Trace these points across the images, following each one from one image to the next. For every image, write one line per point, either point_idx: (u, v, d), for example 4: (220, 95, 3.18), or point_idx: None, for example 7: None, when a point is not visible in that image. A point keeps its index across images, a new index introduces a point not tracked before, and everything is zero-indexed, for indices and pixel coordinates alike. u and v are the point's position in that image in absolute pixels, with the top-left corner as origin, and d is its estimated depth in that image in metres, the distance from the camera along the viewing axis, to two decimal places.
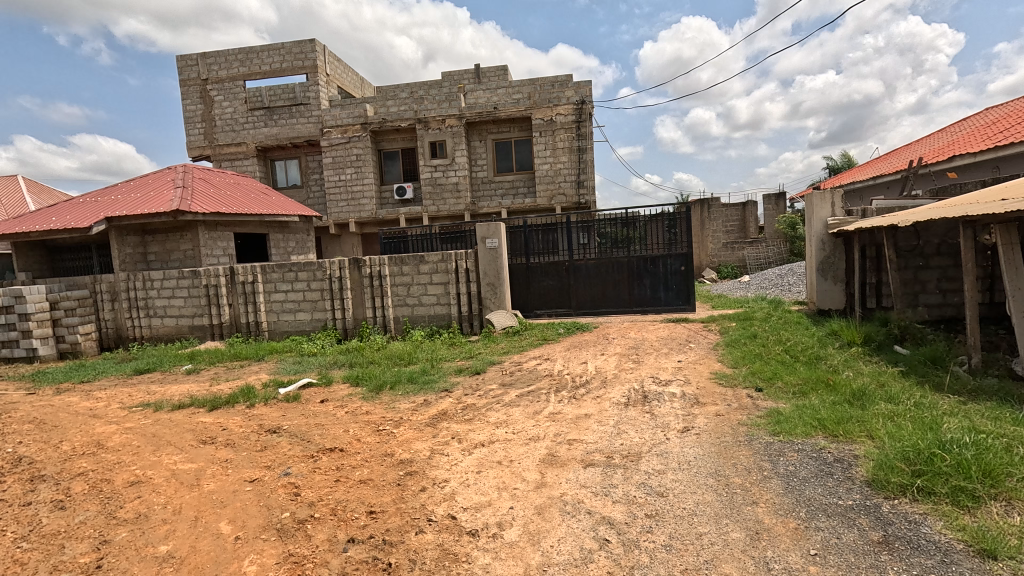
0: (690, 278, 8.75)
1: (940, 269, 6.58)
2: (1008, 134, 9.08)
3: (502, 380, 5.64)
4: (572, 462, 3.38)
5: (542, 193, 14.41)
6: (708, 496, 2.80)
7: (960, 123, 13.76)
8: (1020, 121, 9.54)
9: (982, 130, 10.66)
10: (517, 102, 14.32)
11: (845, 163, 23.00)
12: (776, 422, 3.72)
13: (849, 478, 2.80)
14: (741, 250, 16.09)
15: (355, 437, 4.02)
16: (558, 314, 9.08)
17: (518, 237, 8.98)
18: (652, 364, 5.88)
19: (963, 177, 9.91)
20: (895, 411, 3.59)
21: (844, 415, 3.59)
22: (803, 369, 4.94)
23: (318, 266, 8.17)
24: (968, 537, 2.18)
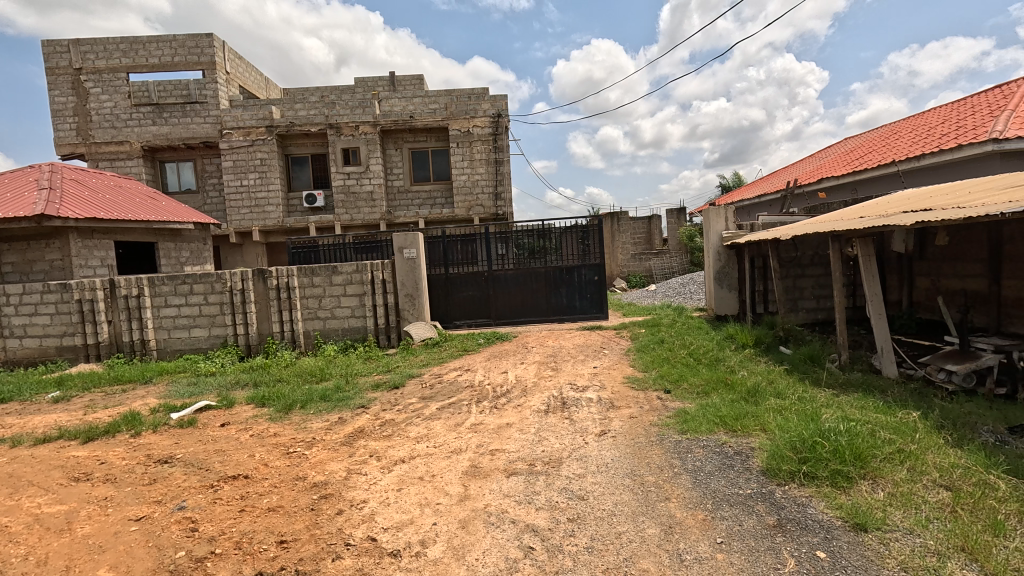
0: (603, 287, 9.18)
1: (814, 277, 7.47)
2: (864, 162, 10.52)
3: (422, 394, 5.51)
4: (495, 472, 3.38)
5: (459, 204, 14.40)
6: (625, 495, 2.92)
7: (826, 150, 15.77)
8: (873, 150, 11.09)
9: (844, 157, 12.28)
10: (433, 112, 14.19)
11: (736, 182, 25.53)
12: (683, 421, 3.98)
13: (747, 469, 3.06)
14: (648, 261, 17.16)
15: (262, 461, 3.73)
16: (478, 324, 9.09)
17: (435, 248, 8.88)
18: (570, 371, 6.06)
19: (830, 197, 11.30)
20: (783, 405, 3.99)
21: (741, 412, 3.93)
22: (704, 371, 5.35)
23: (217, 278, 7.50)
24: (845, 514, 2.47)
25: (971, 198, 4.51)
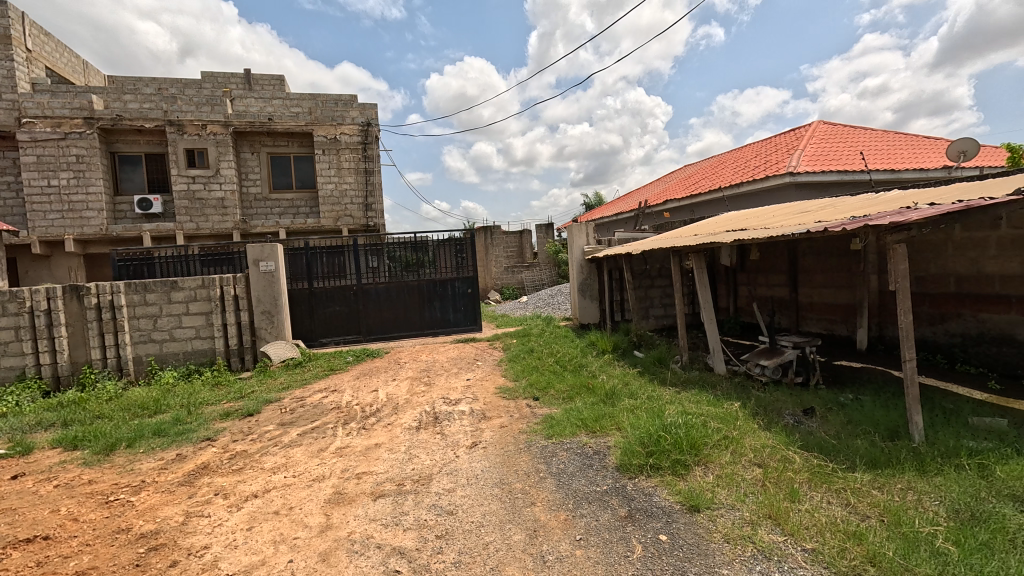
0: (476, 299, 9.32)
1: (662, 288, 8.39)
2: (698, 187, 12.11)
3: (281, 420, 5.06)
4: (361, 497, 3.22)
5: (326, 214, 13.59)
6: (493, 504, 2.98)
7: (670, 175, 17.89)
8: (705, 177, 12.82)
9: (683, 182, 14.01)
10: (296, 116, 13.42)
11: (597, 201, 27.82)
12: (549, 427, 4.17)
13: (604, 466, 3.31)
14: (519, 274, 17.82)
15: (70, 516, 3.11)
16: (346, 340, 8.65)
17: (298, 261, 8.28)
18: (443, 385, 6.03)
19: (674, 217, 12.79)
20: (635, 405, 4.39)
21: (600, 413, 4.24)
22: (569, 377, 5.68)
23: (9, 297, 6.12)
24: (682, 498, 2.78)
25: (774, 220, 5.42)
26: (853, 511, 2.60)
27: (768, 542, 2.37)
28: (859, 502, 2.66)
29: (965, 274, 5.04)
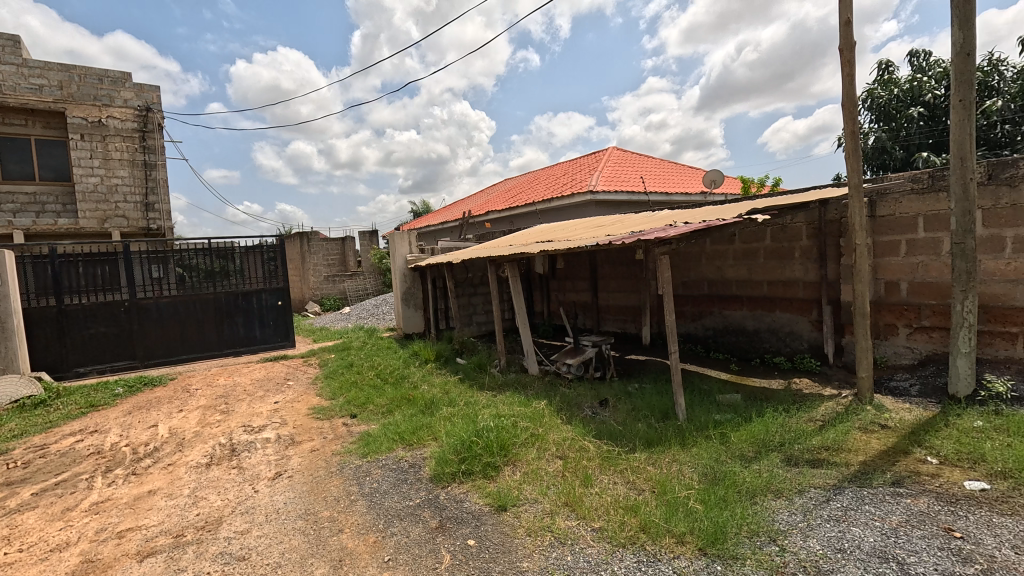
0: (287, 313, 8.42)
1: (484, 295, 8.74)
2: (516, 200, 12.92)
3: (7, 479, 3.90)
4: (122, 561, 2.64)
5: (87, 214, 11.07)
6: (295, 540, 2.71)
7: (491, 187, 18.77)
8: (522, 191, 13.74)
9: (503, 195, 14.81)
10: (41, 90, 10.55)
11: (425, 209, 27.90)
12: (365, 445, 3.98)
13: (418, 479, 3.29)
14: (341, 283, 16.84)
15: None
16: (116, 368, 7.13)
17: (42, 271, 6.61)
18: (245, 411, 5.33)
19: (495, 227, 13.41)
20: (453, 412, 4.46)
21: (418, 424, 4.20)
22: (390, 390, 5.51)
23: None
24: (490, 499, 2.90)
25: (575, 233, 6.02)
26: (631, 487, 3.00)
27: (563, 528, 2.60)
28: (636, 479, 3.09)
29: (713, 279, 6.25)
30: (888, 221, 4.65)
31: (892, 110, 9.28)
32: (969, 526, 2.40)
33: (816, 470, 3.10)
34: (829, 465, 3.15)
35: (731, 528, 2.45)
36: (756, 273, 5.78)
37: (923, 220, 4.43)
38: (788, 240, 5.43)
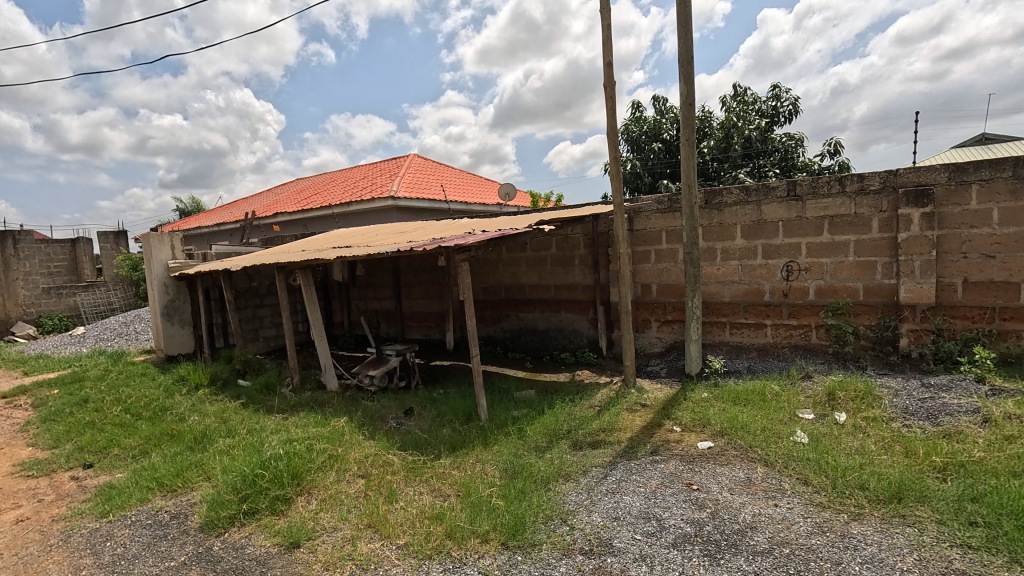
0: None
1: (272, 306, 7.82)
2: (309, 202, 11.92)
3: None
4: None
5: None
6: None
7: (279, 187, 16.99)
8: (316, 193, 12.76)
9: (294, 196, 13.54)
10: None
11: (194, 207, 23.83)
12: (105, 501, 3.14)
13: (183, 532, 2.72)
14: (72, 297, 13.09)
15: None
16: None
17: None
18: None
19: (284, 231, 12.13)
20: (232, 443, 3.83)
21: (184, 464, 3.49)
22: (144, 427, 4.48)
23: None
24: (279, 538, 2.56)
25: (374, 239, 5.79)
26: (437, 495, 2.98)
27: (366, 552, 2.43)
28: (442, 485, 3.08)
29: (509, 284, 6.68)
30: (642, 235, 5.61)
31: (641, 141, 11.29)
32: (702, 478, 3.00)
33: (596, 451, 3.53)
34: (605, 444, 3.62)
35: (529, 518, 2.60)
36: (545, 278, 6.37)
37: (666, 234, 5.46)
38: (569, 249, 6.13)
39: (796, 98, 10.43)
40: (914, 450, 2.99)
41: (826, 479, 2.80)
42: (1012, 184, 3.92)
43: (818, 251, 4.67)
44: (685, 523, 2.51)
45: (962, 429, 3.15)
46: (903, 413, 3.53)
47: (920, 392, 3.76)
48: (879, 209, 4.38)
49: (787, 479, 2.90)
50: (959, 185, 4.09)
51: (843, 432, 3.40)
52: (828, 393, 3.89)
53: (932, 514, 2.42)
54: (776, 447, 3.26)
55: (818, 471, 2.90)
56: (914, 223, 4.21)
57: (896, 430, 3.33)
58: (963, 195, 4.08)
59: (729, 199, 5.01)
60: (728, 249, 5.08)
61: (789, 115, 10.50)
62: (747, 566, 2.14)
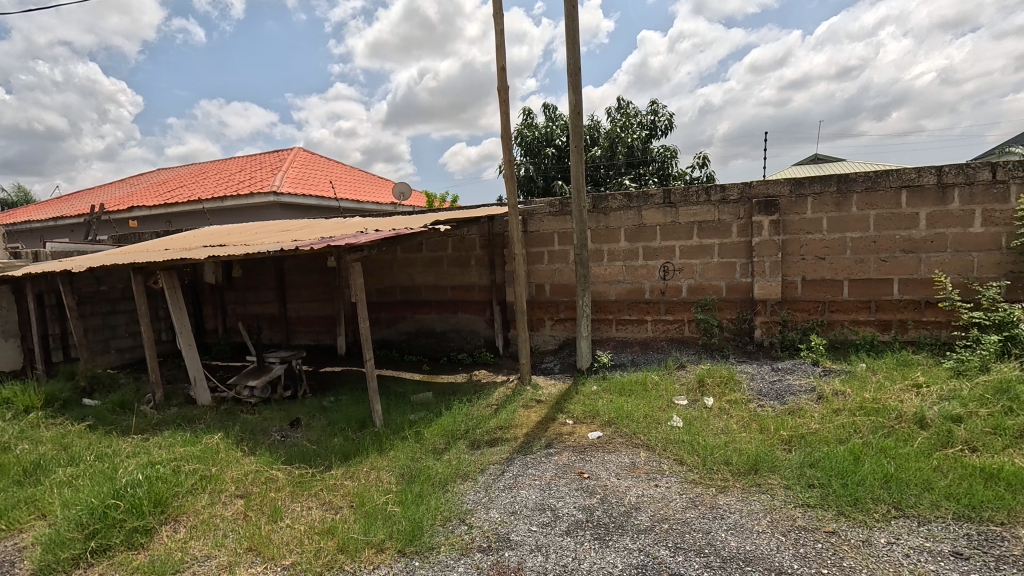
0: None
1: (127, 313, 6.86)
2: (174, 196, 10.62)
3: None
4: None
5: None
6: None
7: (135, 178, 14.95)
8: (182, 186, 11.41)
9: (154, 188, 11.99)
10: None
11: (20, 198, 20.08)
12: None
13: None
14: None
15: None
16: None
17: None
18: None
19: (142, 228, 10.68)
20: (76, 473, 3.29)
21: (10, 503, 2.92)
22: None
23: None
24: None
25: (253, 238, 5.31)
26: (328, 508, 2.82)
27: None
28: (333, 498, 2.91)
29: (405, 285, 6.51)
30: (535, 236, 5.79)
31: (534, 146, 11.62)
32: (593, 466, 3.18)
33: (493, 448, 3.57)
34: (503, 441, 3.69)
35: (426, 521, 2.56)
36: (441, 278, 6.32)
37: (558, 236, 5.70)
38: (465, 250, 6.14)
39: (671, 115, 11.47)
40: (767, 426, 3.44)
41: (698, 457, 3.11)
42: (836, 197, 4.66)
43: (690, 253, 5.17)
44: (577, 510, 2.64)
45: (802, 406, 3.68)
46: (758, 394, 4.04)
47: (771, 375, 4.34)
48: (738, 216, 4.97)
49: (665, 461, 3.17)
50: (798, 197, 4.77)
51: (711, 415, 3.80)
52: (699, 380, 4.33)
53: (780, 480, 2.79)
54: (655, 432, 3.55)
55: (690, 451, 3.20)
56: (765, 229, 4.84)
57: (753, 410, 3.80)
58: (801, 205, 4.78)
59: (614, 204, 5.36)
60: (613, 251, 5.43)
61: (666, 130, 11.51)
62: (632, 544, 2.31)
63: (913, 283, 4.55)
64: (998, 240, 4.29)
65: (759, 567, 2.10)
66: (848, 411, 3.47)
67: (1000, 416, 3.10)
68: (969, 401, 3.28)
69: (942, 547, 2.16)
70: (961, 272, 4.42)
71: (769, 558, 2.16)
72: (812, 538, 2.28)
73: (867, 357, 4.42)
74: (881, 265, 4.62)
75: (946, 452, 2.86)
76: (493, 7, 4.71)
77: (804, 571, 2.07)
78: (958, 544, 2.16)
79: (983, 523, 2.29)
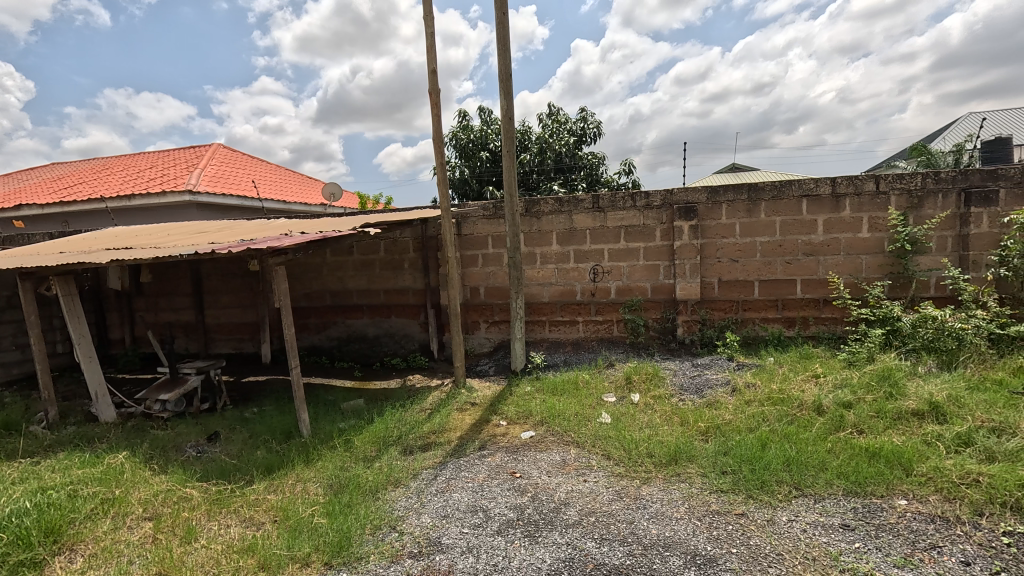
0: None
1: (13, 323, 6.15)
2: (70, 193, 9.63)
3: None
4: None
5: None
6: None
7: (23, 173, 13.41)
8: (81, 182, 10.38)
9: (46, 185, 10.80)
10: None
11: None
12: None
13: None
14: None
15: None
16: None
17: None
18: None
19: (32, 228, 9.59)
20: None
21: None
22: None
23: None
24: None
25: (164, 240, 4.94)
26: (248, 525, 2.68)
27: None
28: (254, 513, 2.78)
29: (335, 290, 6.30)
30: (469, 239, 5.81)
31: (468, 150, 11.66)
32: (524, 466, 3.24)
33: (426, 453, 3.55)
34: (436, 445, 3.67)
35: (355, 531, 2.50)
36: (374, 282, 6.18)
37: (491, 239, 5.75)
38: (398, 253, 6.05)
39: (600, 123, 11.95)
40: (687, 419, 3.66)
41: (624, 451, 3.26)
42: (747, 205, 5.04)
43: (617, 256, 5.39)
44: (508, 510, 2.68)
45: (718, 398, 3.95)
46: (679, 389, 4.28)
47: (692, 371, 4.61)
48: (661, 220, 5.24)
49: (594, 456, 3.29)
50: (714, 204, 5.11)
51: (637, 410, 3.99)
52: (627, 377, 4.53)
53: (697, 469, 2.98)
54: (585, 429, 3.68)
55: (617, 446, 3.34)
56: (685, 233, 5.15)
57: (674, 404, 4.03)
58: (716, 211, 5.12)
59: (546, 208, 5.48)
60: (546, 253, 5.56)
61: (595, 137, 11.94)
62: (561, 539, 2.38)
63: (813, 283, 5.01)
64: (882, 244, 4.82)
65: (677, 551, 2.23)
66: (757, 401, 3.77)
67: (883, 401, 3.48)
68: (858, 389, 3.66)
69: (833, 520, 2.40)
70: (852, 273, 4.92)
71: (686, 542, 2.30)
72: (724, 521, 2.46)
73: (775, 351, 4.81)
74: (786, 267, 5.04)
75: (839, 435, 3.18)
76: (423, 10, 4.68)
77: (716, 551, 2.22)
78: (846, 517, 2.42)
79: (868, 496, 2.57)
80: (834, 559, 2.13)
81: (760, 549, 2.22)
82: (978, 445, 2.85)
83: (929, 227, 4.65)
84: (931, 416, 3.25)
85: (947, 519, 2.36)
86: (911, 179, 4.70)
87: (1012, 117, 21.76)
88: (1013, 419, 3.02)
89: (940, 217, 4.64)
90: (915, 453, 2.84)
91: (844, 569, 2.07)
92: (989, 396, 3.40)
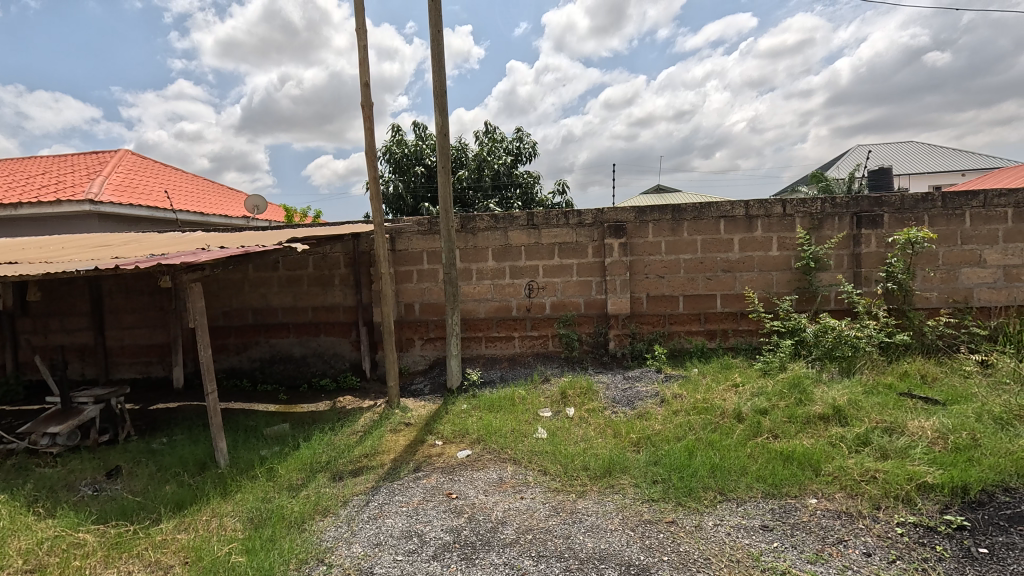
0: None
1: None
2: None
3: None
4: None
5: None
6: None
7: None
8: None
9: None
10: None
11: None
12: None
13: None
14: None
15: None
16: None
17: None
18: None
19: None
20: None
21: None
22: None
23: None
24: None
25: (57, 255, 4.44)
26: (153, 570, 2.42)
27: None
28: (161, 556, 2.51)
29: (258, 307, 5.94)
30: (403, 255, 5.70)
31: (403, 164, 11.52)
32: (461, 486, 3.17)
33: (357, 478, 3.39)
34: (367, 469, 3.52)
35: (278, 567, 2.33)
36: (301, 300, 5.89)
37: (426, 255, 5.68)
38: (328, 268, 5.81)
39: (535, 144, 12.26)
40: (620, 431, 3.76)
41: (560, 466, 3.29)
42: (671, 224, 5.34)
43: (551, 272, 5.50)
44: (444, 533, 2.61)
45: (648, 409, 4.09)
46: (612, 402, 4.40)
47: (623, 383, 4.76)
48: (593, 238, 5.42)
49: (531, 473, 3.29)
50: (641, 223, 5.36)
51: (572, 424, 4.04)
52: (562, 392, 4.60)
53: (630, 480, 3.05)
54: (521, 445, 3.68)
55: (554, 461, 3.37)
56: (615, 250, 5.35)
57: (608, 416, 4.13)
58: (644, 230, 5.37)
59: (481, 224, 5.50)
60: (481, 270, 5.56)
61: (529, 157, 12.22)
62: (498, 559, 2.34)
63: (731, 297, 5.36)
64: (789, 261, 5.26)
65: (612, 563, 2.27)
66: (684, 411, 3.94)
67: (794, 406, 3.76)
68: (772, 396, 3.93)
69: (754, 522, 2.54)
70: (764, 288, 5.32)
71: (620, 553, 2.34)
72: (656, 529, 2.53)
73: (699, 362, 5.08)
74: (707, 283, 5.37)
75: (757, 440, 3.39)
76: (355, 22, 4.60)
77: (649, 560, 2.28)
78: (766, 518, 2.57)
79: (783, 497, 2.76)
80: (756, 560, 2.24)
81: (689, 555, 2.30)
82: (874, 445, 3.14)
83: (829, 246, 5.14)
84: (835, 419, 3.54)
85: (851, 514, 2.57)
86: (812, 204, 5.18)
87: (890, 151, 24.78)
88: (902, 419, 3.37)
89: (837, 238, 5.15)
90: (823, 454, 3.08)
91: (764, 568, 2.19)
92: (882, 398, 3.77)
